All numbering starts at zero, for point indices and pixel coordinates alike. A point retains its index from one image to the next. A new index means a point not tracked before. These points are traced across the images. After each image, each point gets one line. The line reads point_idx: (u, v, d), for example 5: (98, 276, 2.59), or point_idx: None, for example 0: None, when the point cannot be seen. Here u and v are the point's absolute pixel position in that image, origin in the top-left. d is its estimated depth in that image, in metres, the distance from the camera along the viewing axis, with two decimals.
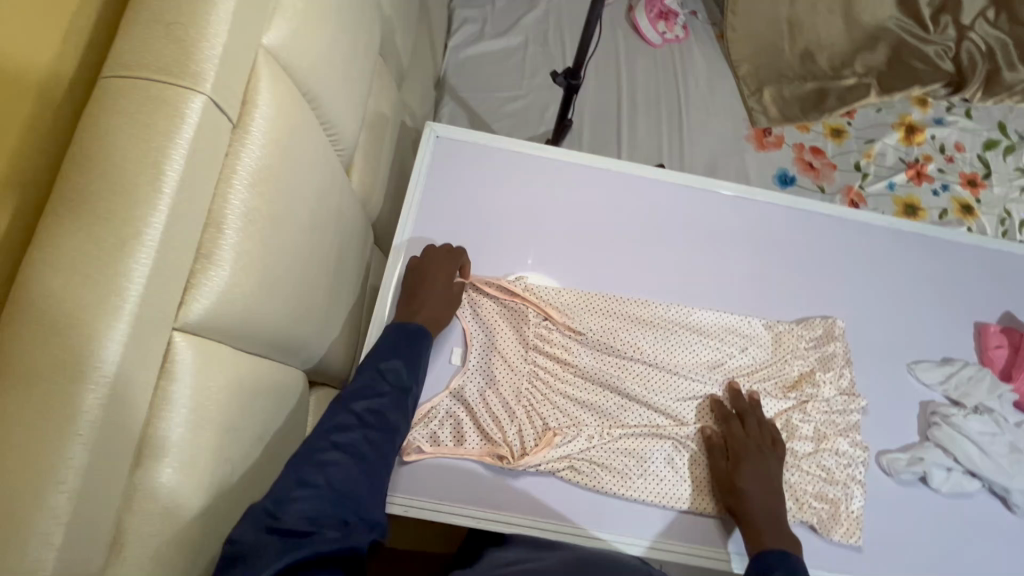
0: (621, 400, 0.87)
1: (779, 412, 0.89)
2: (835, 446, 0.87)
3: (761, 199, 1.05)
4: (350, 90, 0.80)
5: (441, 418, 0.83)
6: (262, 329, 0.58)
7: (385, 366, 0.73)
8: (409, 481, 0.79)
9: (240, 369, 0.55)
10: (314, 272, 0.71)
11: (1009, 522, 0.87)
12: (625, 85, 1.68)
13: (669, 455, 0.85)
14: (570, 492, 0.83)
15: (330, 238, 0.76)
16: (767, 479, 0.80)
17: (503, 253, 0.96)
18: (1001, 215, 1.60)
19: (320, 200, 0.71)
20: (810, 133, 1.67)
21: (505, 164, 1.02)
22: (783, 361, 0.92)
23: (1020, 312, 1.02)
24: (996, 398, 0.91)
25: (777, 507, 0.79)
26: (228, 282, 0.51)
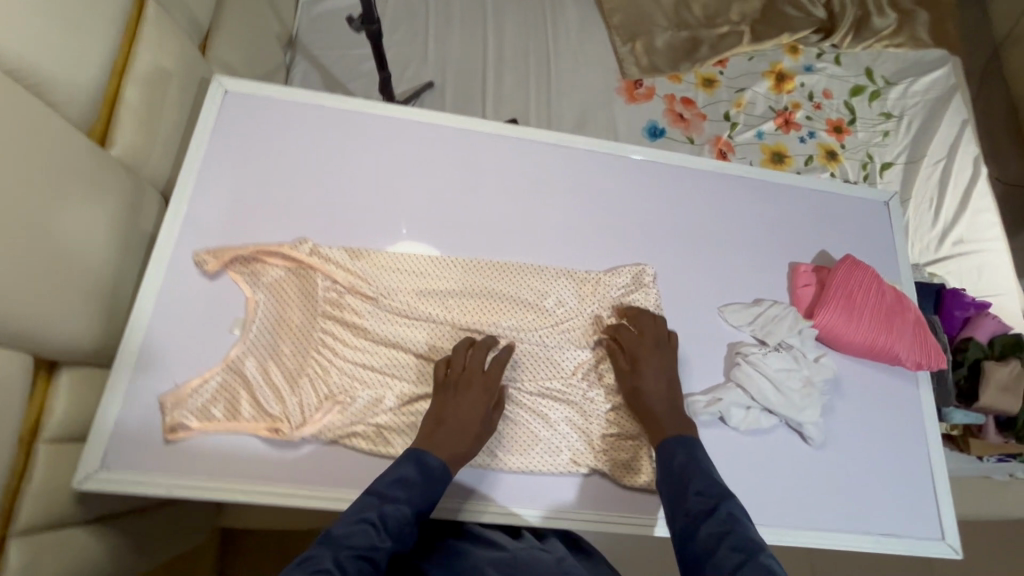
0: (418, 362, 0.84)
1: (582, 362, 0.88)
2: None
3: (582, 147, 1.01)
4: (57, 32, 0.71)
5: (212, 393, 0.78)
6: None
7: (395, 486, 0.69)
8: (176, 460, 0.76)
9: None
10: (19, 238, 0.65)
11: (804, 453, 0.89)
12: (492, 37, 1.61)
13: None
14: (358, 460, 0.79)
15: (46, 201, 0.69)
16: (665, 376, 0.84)
17: (296, 214, 0.90)
18: (864, 160, 1.63)
19: (9, 158, 0.64)
20: (682, 84, 1.65)
21: (304, 119, 0.95)
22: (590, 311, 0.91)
23: (836, 250, 1.04)
24: (796, 335, 0.92)
25: (675, 400, 0.83)
26: None
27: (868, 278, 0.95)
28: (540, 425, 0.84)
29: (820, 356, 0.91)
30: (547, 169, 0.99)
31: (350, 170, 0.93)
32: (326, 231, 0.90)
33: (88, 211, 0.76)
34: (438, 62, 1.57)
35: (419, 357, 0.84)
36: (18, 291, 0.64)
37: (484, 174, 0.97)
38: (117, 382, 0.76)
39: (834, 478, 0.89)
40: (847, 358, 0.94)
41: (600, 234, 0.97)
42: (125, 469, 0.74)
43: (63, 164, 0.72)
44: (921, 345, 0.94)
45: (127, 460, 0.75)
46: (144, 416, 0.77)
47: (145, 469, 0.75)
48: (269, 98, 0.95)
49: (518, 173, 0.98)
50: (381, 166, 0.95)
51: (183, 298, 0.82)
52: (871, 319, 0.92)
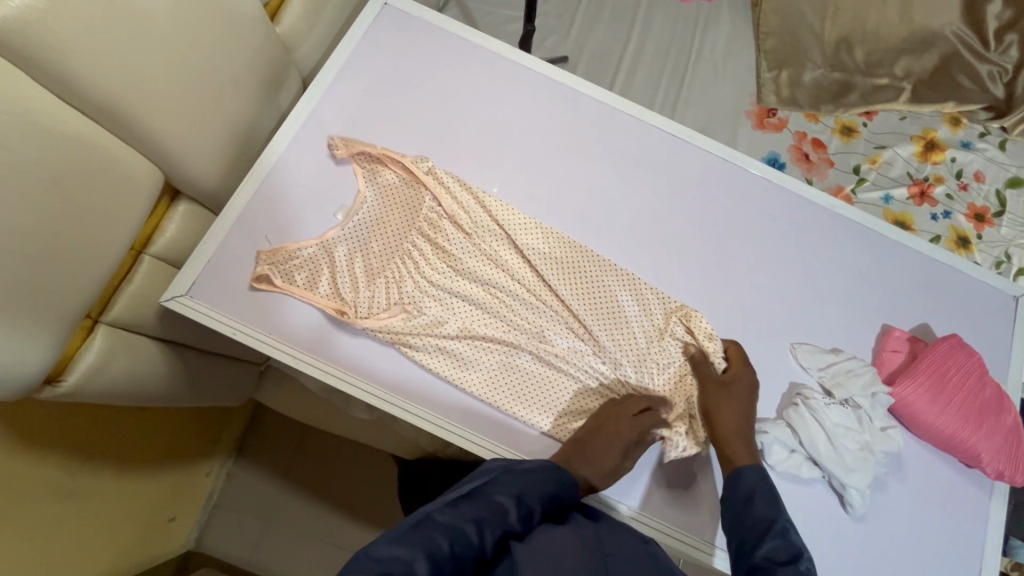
0: (489, 300, 0.86)
1: (644, 359, 0.86)
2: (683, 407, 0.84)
3: (701, 146, 0.99)
4: None
5: (301, 261, 0.84)
6: (73, 75, 0.60)
7: (532, 473, 0.68)
8: (250, 308, 0.82)
9: (44, 103, 0.59)
10: (192, 77, 0.75)
11: (839, 520, 0.82)
12: (637, 29, 1.60)
13: (519, 363, 0.83)
14: (403, 366, 0.83)
15: (214, 48, 0.77)
16: (750, 401, 0.81)
17: (410, 129, 0.95)
18: (999, 258, 1.47)
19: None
20: (818, 124, 1.56)
21: (445, 46, 1.00)
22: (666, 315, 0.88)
23: (940, 327, 0.95)
24: (868, 396, 0.85)
25: (749, 419, 0.80)
26: (33, 8, 0.55)
27: (969, 365, 0.86)
28: (581, 400, 0.83)
29: (889, 426, 0.84)
30: (658, 156, 0.98)
31: (472, 105, 0.97)
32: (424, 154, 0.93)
33: (243, 72, 0.84)
34: (578, 40, 1.59)
35: (492, 296, 0.86)
36: (177, 120, 0.74)
37: (596, 144, 0.98)
38: (219, 226, 0.84)
39: (867, 558, 0.81)
40: (916, 440, 0.86)
41: (692, 234, 0.94)
42: (204, 304, 0.82)
43: (238, 20, 0.79)
44: (1007, 453, 0.84)
45: (207, 296, 0.82)
46: (233, 263, 0.84)
47: (218, 309, 0.82)
48: (419, 19, 1.01)
49: (628, 153, 0.98)
50: (500, 108, 0.98)
51: (296, 173, 0.89)
52: (959, 407, 0.84)
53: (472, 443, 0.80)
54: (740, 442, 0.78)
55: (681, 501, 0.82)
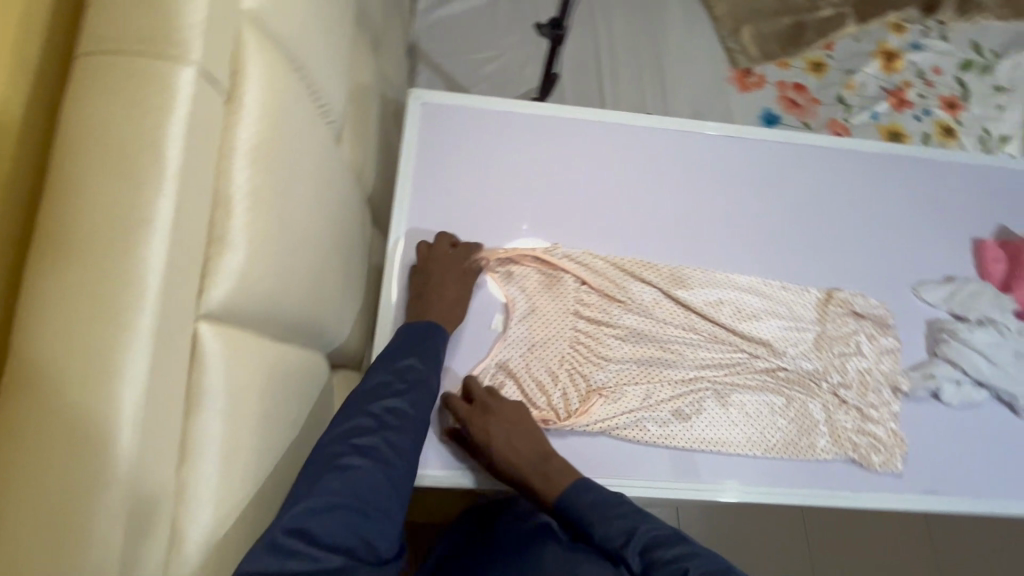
0: (665, 355, 0.88)
1: (825, 357, 0.90)
2: (870, 384, 0.89)
3: (759, 137, 1.04)
4: (335, 63, 0.77)
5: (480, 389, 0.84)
6: (285, 310, 0.58)
7: (380, 387, 0.71)
8: (447, 451, 0.81)
9: (265, 348, 0.56)
10: (332, 254, 0.71)
11: (1016, 425, 0.91)
12: (602, 34, 1.63)
13: (714, 404, 0.86)
14: (618, 446, 0.84)
15: (336, 214, 0.73)
16: (523, 442, 0.77)
17: (504, 216, 0.94)
18: (981, 135, 1.63)
19: (322, 178, 0.68)
20: (791, 69, 1.65)
21: (499, 125, 0.99)
22: (824, 312, 0.93)
23: (1014, 224, 1.05)
24: (998, 310, 0.93)
25: (521, 461, 0.76)
26: (245, 262, 0.51)
27: None
28: (782, 414, 0.87)
29: None
30: (729, 161, 1.02)
31: (547, 173, 0.97)
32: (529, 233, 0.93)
33: (352, 223, 0.81)
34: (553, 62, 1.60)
35: (666, 352, 0.88)
36: (332, 303, 0.71)
37: (672, 168, 1.00)
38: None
39: None
40: None
41: (789, 221, 1.00)
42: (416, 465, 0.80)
43: (341, 179, 0.77)
44: None
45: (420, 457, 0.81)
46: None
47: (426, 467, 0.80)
48: (462, 107, 0.99)
49: (704, 168, 1.01)
50: (572, 167, 0.99)
51: None
52: None
53: (703, 494, 0.83)
54: (546, 482, 0.75)
55: (901, 471, 0.86)
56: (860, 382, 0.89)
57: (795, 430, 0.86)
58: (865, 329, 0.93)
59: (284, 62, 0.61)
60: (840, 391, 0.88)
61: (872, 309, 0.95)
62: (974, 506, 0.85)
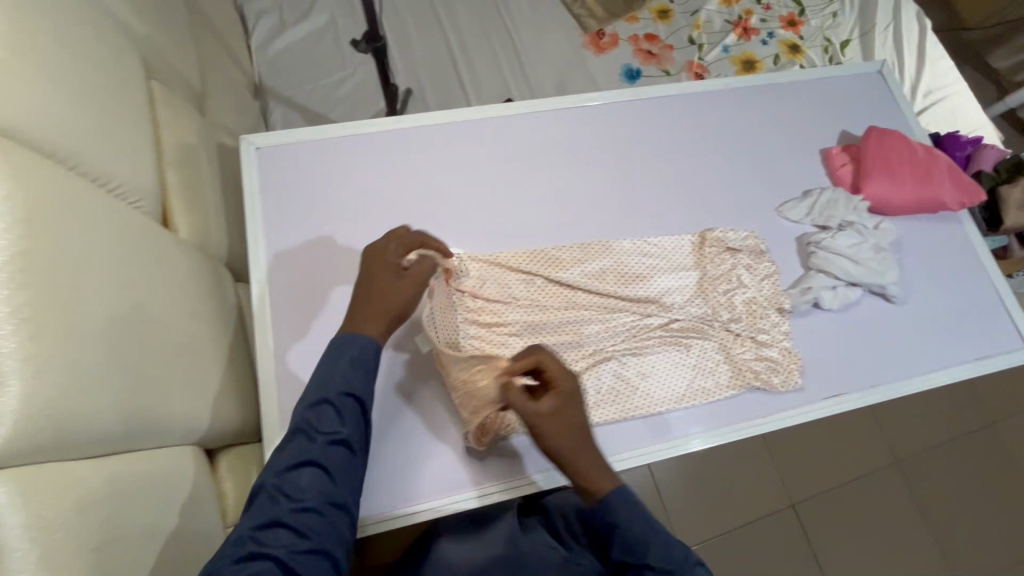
0: (565, 340, 0.87)
1: (709, 298, 0.92)
2: (757, 311, 0.92)
3: (603, 101, 1.06)
4: (129, 142, 0.73)
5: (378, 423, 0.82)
6: (88, 428, 0.53)
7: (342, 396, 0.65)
8: (374, 497, 0.81)
9: (82, 470, 0.53)
10: (170, 343, 0.69)
11: (893, 312, 0.97)
12: (449, 29, 1.61)
13: (621, 373, 0.87)
14: None
15: (167, 301, 0.71)
16: (586, 429, 0.68)
17: (369, 244, 0.91)
18: (824, 45, 1.72)
19: (133, 269, 0.65)
20: (639, 22, 1.68)
21: (342, 152, 0.95)
22: (700, 254, 0.95)
23: (853, 127, 1.12)
24: (854, 212, 0.99)
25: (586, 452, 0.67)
26: (21, 394, 0.48)
27: (900, 141, 1.02)
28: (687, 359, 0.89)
29: (879, 223, 0.99)
30: (580, 132, 1.04)
31: (403, 188, 0.95)
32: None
33: (196, 300, 0.78)
34: (408, 69, 1.56)
35: (564, 336, 0.88)
36: (184, 391, 0.68)
37: (526, 153, 1.01)
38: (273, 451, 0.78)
39: (924, 324, 0.98)
40: (899, 220, 1.02)
41: (645, 179, 1.03)
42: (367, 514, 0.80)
43: (167, 259, 0.73)
44: (961, 186, 1.00)
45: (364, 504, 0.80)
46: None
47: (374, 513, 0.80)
48: (299, 142, 0.95)
49: (556, 145, 1.02)
50: (427, 177, 0.97)
51: (307, 352, 0.84)
52: (912, 177, 0.99)
53: (634, 462, 0.85)
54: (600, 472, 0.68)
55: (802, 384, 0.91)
56: (743, 313, 0.92)
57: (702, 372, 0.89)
58: (742, 260, 0.95)
59: (36, 160, 0.56)
60: (729, 327, 0.91)
61: (745, 239, 0.97)
62: (868, 399, 0.92)
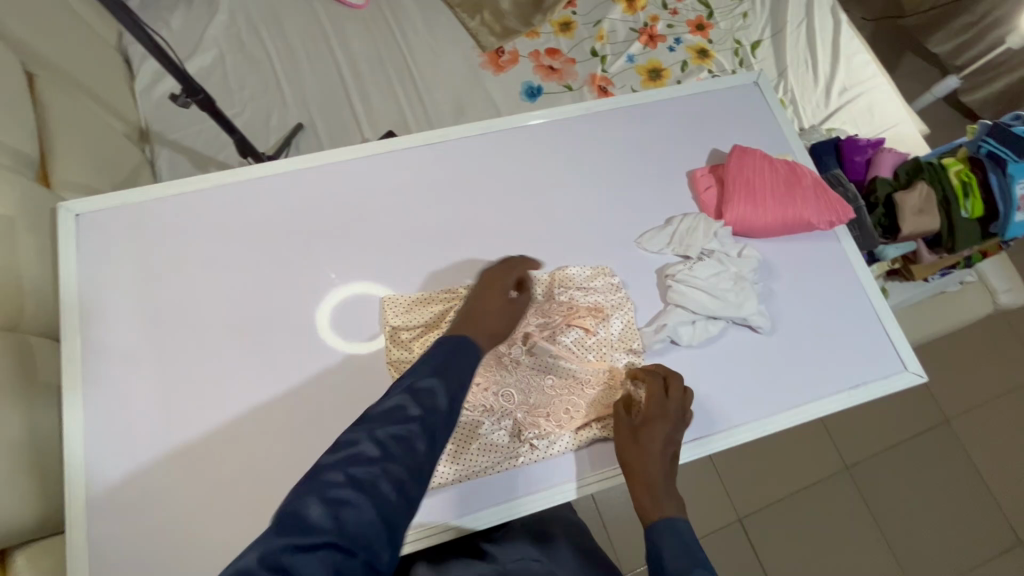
0: (488, 386, 0.85)
1: (574, 343, 0.89)
2: (607, 354, 0.89)
3: (454, 137, 1.03)
4: None
5: (191, 500, 0.80)
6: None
7: (410, 393, 0.57)
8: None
9: None
10: None
11: (760, 342, 0.92)
12: (342, 58, 1.56)
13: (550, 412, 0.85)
14: (488, 484, 0.83)
15: None
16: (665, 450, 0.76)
17: (196, 308, 0.89)
18: (734, 47, 1.66)
19: None
20: (540, 37, 1.63)
21: (171, 213, 0.92)
22: (557, 296, 0.91)
23: (726, 144, 1.07)
24: (713, 239, 0.95)
25: (666, 474, 0.73)
26: None
27: (762, 161, 0.97)
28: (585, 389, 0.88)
29: (742, 249, 0.94)
30: (429, 173, 1.01)
31: (236, 247, 0.93)
32: (340, 281, 0.93)
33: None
34: (299, 103, 1.52)
35: (489, 381, 0.85)
36: None
37: (369, 198, 0.99)
38: (73, 535, 0.76)
39: (796, 352, 0.92)
40: (767, 243, 0.97)
41: (496, 218, 0.99)
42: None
43: None
44: (827, 204, 0.95)
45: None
46: (118, 552, 0.77)
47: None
48: (120, 207, 0.91)
49: (406, 188, 1.00)
50: (263, 233, 0.94)
51: (126, 428, 0.82)
52: (774, 198, 0.94)
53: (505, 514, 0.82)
54: (659, 498, 0.69)
55: None
56: (603, 347, 0.89)
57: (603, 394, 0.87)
58: (595, 298, 0.91)
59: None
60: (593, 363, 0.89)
61: (591, 276, 0.94)
62: (729, 440, 0.87)
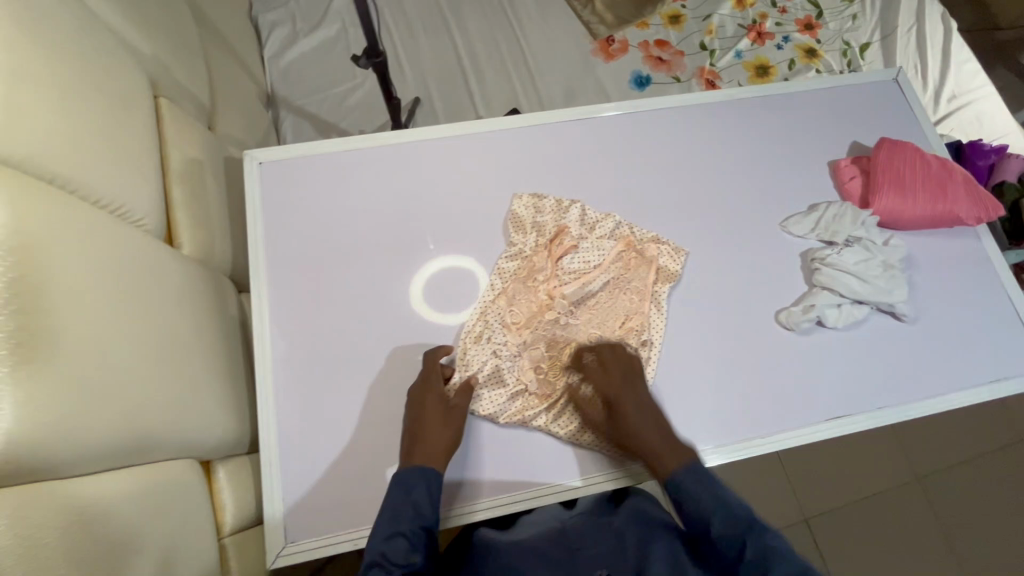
0: (565, 357, 0.89)
1: (592, 269, 0.93)
2: (607, 253, 0.95)
3: (601, 114, 1.08)
4: (131, 162, 0.75)
5: (370, 432, 0.85)
6: (99, 438, 0.58)
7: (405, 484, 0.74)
8: (352, 514, 0.81)
9: (80, 483, 0.56)
10: (168, 356, 0.71)
11: (904, 331, 0.95)
12: (459, 37, 1.61)
13: (622, 329, 0.91)
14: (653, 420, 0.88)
15: (167, 315, 0.73)
16: (652, 410, 0.80)
17: (369, 259, 0.94)
18: (842, 48, 1.66)
19: (131, 287, 0.68)
20: (650, 28, 1.66)
21: (343, 167, 0.99)
22: (527, 251, 0.94)
23: (866, 137, 1.09)
24: (861, 227, 0.97)
25: (663, 427, 0.78)
26: (21, 407, 0.51)
27: (911, 154, 0.99)
28: (624, 275, 0.94)
29: (888, 239, 0.97)
30: (577, 147, 1.05)
31: (401, 204, 0.98)
32: (437, 253, 0.96)
33: (199, 312, 0.81)
34: (417, 78, 1.57)
35: (556, 355, 0.89)
36: (181, 401, 0.71)
37: (521, 166, 1.03)
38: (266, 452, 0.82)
39: (939, 342, 0.94)
40: (910, 234, 0.99)
41: (642, 194, 1.02)
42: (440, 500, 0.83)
43: (166, 274, 0.76)
44: (976, 201, 0.98)
45: (469, 486, 0.84)
46: (303, 474, 0.82)
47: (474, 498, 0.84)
48: (298, 158, 0.99)
49: (556, 159, 1.04)
50: (426, 191, 0.99)
51: (304, 362, 0.88)
52: (923, 192, 0.97)
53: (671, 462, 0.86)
54: (663, 451, 0.75)
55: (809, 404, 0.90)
56: (609, 236, 0.96)
57: (635, 260, 0.95)
58: (575, 229, 0.96)
59: (29, 178, 0.60)
60: (611, 249, 0.95)
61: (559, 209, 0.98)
62: (875, 420, 0.89)
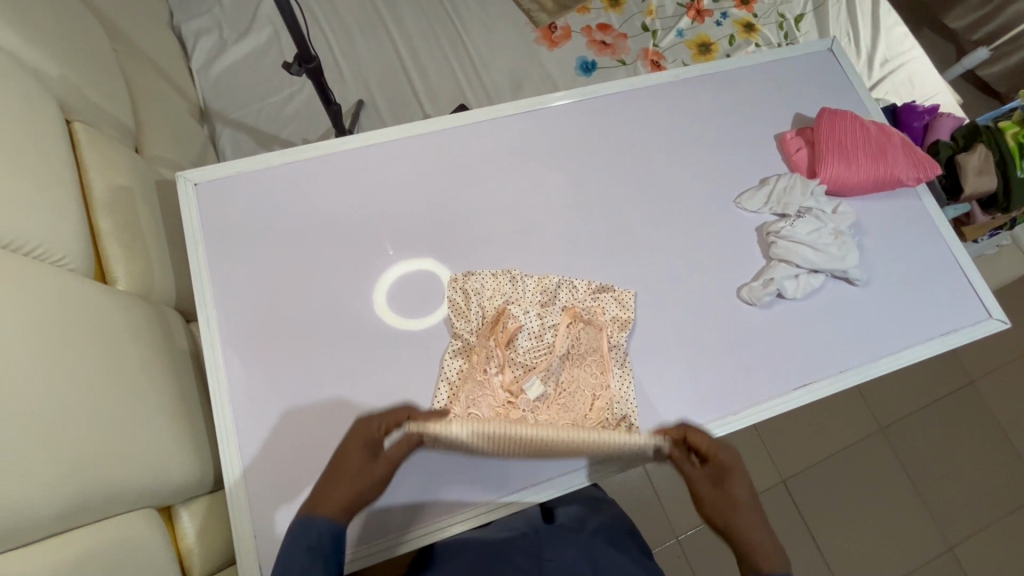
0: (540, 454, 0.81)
1: (544, 351, 0.86)
2: (555, 327, 0.88)
3: (548, 105, 1.06)
4: (48, 196, 0.70)
5: None
6: (43, 501, 0.54)
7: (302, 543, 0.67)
8: None
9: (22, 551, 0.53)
10: (116, 400, 0.67)
11: (857, 294, 0.97)
12: (396, 34, 1.57)
13: (588, 410, 0.84)
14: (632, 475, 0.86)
15: (111, 356, 0.69)
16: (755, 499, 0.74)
17: (321, 274, 0.90)
18: (778, 21, 1.70)
19: (66, 332, 0.63)
20: (591, 12, 1.65)
21: (285, 180, 0.94)
22: (479, 348, 0.86)
23: (807, 108, 1.11)
24: (810, 196, 1.00)
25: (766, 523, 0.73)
26: None
27: (851, 123, 1.02)
28: (577, 349, 0.88)
29: (837, 206, 1.00)
30: (527, 139, 1.03)
31: (351, 214, 0.94)
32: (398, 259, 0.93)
33: (146, 348, 0.77)
34: (358, 80, 1.52)
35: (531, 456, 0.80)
36: (135, 447, 0.67)
37: (472, 164, 1.00)
38: (234, 486, 0.79)
39: (893, 300, 0.98)
40: (855, 200, 1.02)
41: (596, 182, 1.02)
42: (399, 527, 0.82)
43: (104, 312, 0.71)
44: (915, 163, 1.01)
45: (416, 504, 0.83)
46: (274, 506, 0.79)
47: (426, 519, 0.82)
48: (236, 175, 0.93)
49: (507, 153, 1.02)
50: (375, 198, 0.96)
51: (264, 389, 0.84)
52: (865, 159, 0.99)
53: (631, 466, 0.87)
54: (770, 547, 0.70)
55: (776, 374, 0.92)
56: (552, 306, 0.90)
57: (583, 331, 0.89)
58: (521, 299, 0.89)
59: None
60: (558, 322, 0.89)
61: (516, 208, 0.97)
62: (839, 383, 0.92)
